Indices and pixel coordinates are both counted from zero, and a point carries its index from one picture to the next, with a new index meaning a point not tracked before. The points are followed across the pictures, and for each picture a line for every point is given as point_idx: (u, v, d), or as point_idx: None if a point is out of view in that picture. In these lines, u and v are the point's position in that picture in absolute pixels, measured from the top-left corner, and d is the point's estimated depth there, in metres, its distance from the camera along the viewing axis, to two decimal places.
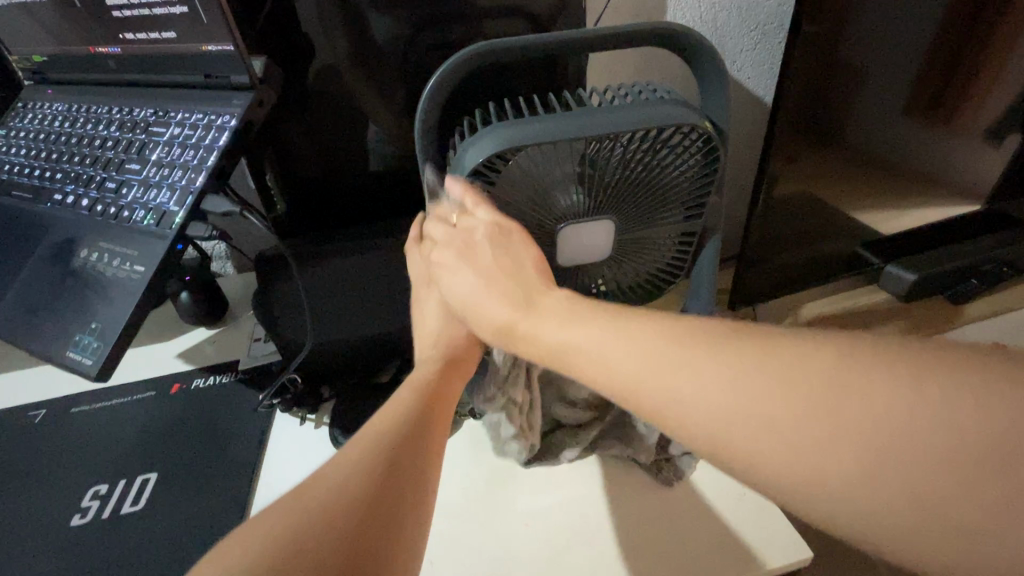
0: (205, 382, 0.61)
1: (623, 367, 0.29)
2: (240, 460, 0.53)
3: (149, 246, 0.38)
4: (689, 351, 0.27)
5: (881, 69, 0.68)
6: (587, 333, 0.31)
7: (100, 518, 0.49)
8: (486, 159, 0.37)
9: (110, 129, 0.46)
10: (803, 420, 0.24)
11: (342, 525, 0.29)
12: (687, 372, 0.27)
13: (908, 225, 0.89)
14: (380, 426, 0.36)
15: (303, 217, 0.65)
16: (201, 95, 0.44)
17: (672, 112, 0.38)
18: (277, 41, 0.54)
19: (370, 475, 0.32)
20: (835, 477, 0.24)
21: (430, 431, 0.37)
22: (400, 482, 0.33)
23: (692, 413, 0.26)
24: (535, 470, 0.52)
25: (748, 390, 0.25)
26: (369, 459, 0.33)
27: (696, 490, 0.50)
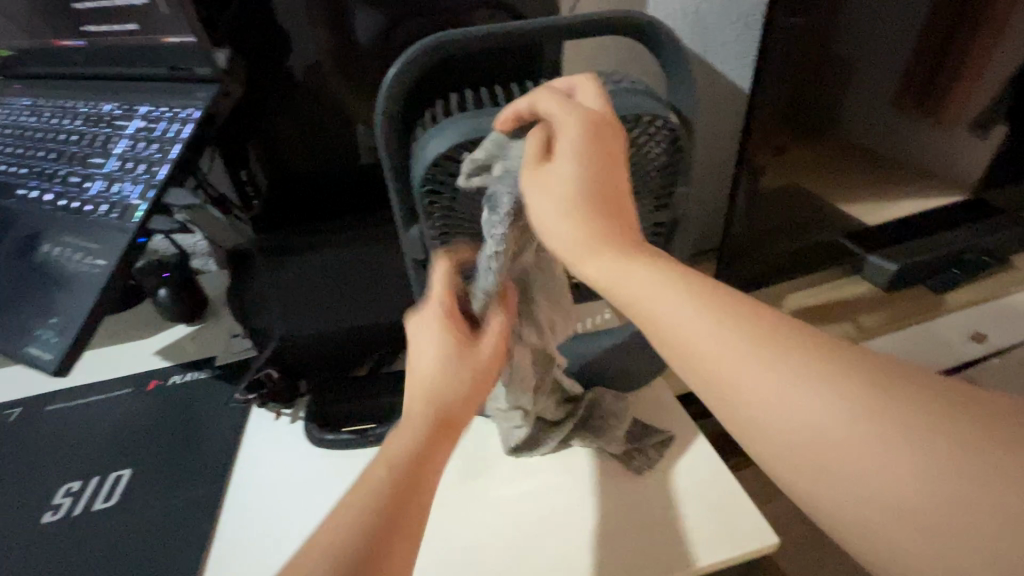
0: (181, 378, 0.61)
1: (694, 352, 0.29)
2: (214, 456, 0.53)
3: (111, 239, 0.38)
4: (761, 341, 0.28)
5: (867, 62, 0.69)
6: (665, 298, 0.31)
7: (72, 515, 0.49)
8: (449, 151, 0.37)
9: (74, 123, 0.45)
10: (848, 418, 0.25)
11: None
12: (754, 362, 0.28)
13: (891, 215, 0.89)
14: (365, 483, 0.35)
15: (279, 212, 0.65)
16: (165, 88, 0.44)
17: (636, 102, 0.38)
18: (249, 36, 0.53)
19: (351, 550, 0.32)
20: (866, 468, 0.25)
21: (423, 478, 0.36)
22: (380, 558, 0.32)
23: (756, 400, 0.27)
24: (509, 461, 0.52)
25: (818, 379, 0.26)
26: (349, 533, 0.33)
27: (671, 481, 0.50)
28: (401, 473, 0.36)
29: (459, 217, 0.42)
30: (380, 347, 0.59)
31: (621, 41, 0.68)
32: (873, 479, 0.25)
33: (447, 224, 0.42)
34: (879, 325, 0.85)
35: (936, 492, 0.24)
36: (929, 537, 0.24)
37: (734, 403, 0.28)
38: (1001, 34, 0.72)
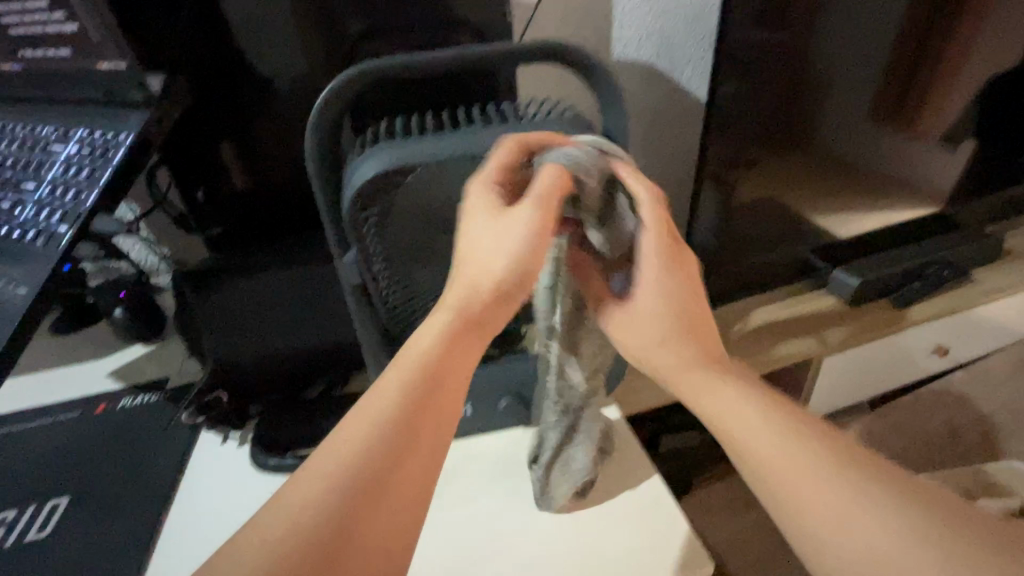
0: (131, 401, 0.60)
1: (761, 460, 0.33)
2: (156, 482, 0.52)
3: (37, 266, 0.38)
4: (831, 464, 0.32)
5: (839, 79, 0.70)
6: (747, 411, 0.35)
7: (4, 546, 0.48)
8: (378, 175, 0.37)
9: (9, 146, 0.45)
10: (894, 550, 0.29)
11: (322, 530, 0.28)
12: (821, 481, 0.31)
13: (866, 226, 0.89)
14: (381, 394, 0.32)
15: (236, 231, 0.64)
16: (101, 113, 0.44)
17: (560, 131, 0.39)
18: (200, 55, 0.53)
19: (360, 471, 0.30)
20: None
21: (445, 387, 0.33)
22: (390, 485, 0.30)
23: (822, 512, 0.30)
24: (455, 485, 0.51)
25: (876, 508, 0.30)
26: (359, 451, 0.30)
27: (616, 502, 0.49)
28: (419, 392, 0.32)
29: (391, 239, 0.42)
30: (331, 368, 0.59)
31: (563, 71, 0.69)
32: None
33: (378, 246, 0.42)
34: (844, 341, 0.85)
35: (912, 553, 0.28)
36: None
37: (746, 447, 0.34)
38: (966, 52, 0.74)
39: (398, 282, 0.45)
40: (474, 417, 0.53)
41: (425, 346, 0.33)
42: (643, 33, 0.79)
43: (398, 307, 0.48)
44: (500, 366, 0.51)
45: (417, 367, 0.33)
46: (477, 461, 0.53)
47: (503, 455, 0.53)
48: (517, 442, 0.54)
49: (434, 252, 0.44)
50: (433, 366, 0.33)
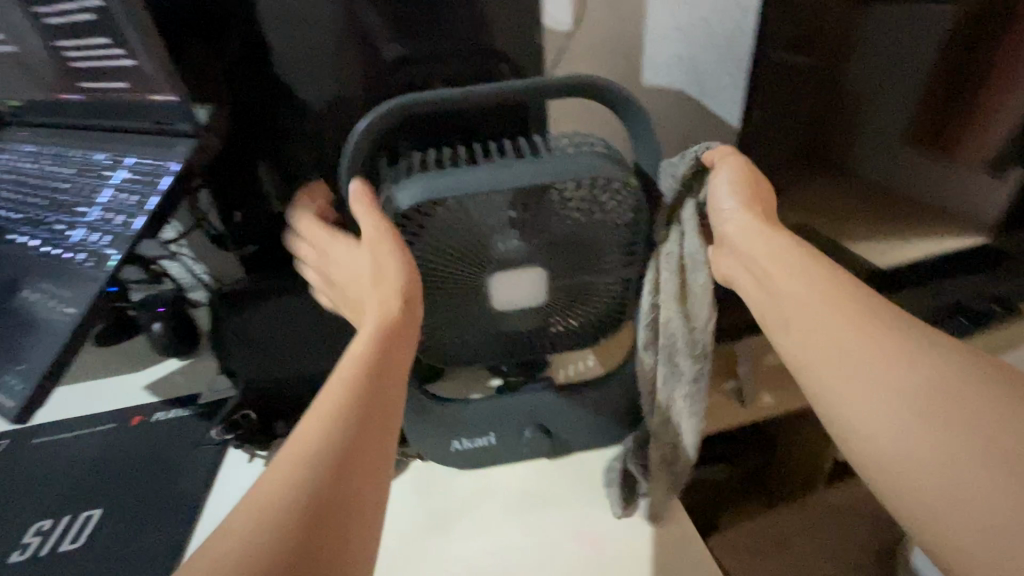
0: (165, 415, 0.62)
1: (811, 333, 0.38)
2: (184, 497, 0.53)
3: (81, 288, 0.40)
4: (891, 336, 0.35)
5: (875, 104, 0.68)
6: (813, 281, 0.39)
7: (39, 555, 0.49)
8: (413, 205, 0.38)
9: (67, 171, 0.48)
10: (924, 407, 0.33)
11: (289, 527, 0.29)
12: (872, 344, 0.35)
13: (908, 256, 0.82)
14: (328, 401, 0.35)
15: (272, 252, 0.67)
16: (152, 140, 0.47)
17: (592, 164, 0.38)
18: (246, 84, 0.55)
19: (316, 472, 0.32)
20: (933, 438, 0.32)
21: (388, 376, 0.37)
22: (351, 480, 0.32)
23: (864, 366, 0.35)
24: (475, 516, 0.50)
25: (921, 373, 0.34)
26: (311, 454, 0.32)
27: (637, 545, 0.48)
28: (369, 381, 0.36)
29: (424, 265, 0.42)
30: None
31: (597, 106, 0.69)
32: (918, 450, 0.32)
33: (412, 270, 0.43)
34: None
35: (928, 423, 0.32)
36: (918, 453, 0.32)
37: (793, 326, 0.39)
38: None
39: (431, 311, 0.45)
40: (497, 447, 0.52)
41: (358, 352, 0.37)
42: (675, 61, 0.79)
43: (429, 337, 0.47)
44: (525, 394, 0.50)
45: (358, 366, 0.36)
46: (499, 491, 0.52)
47: (526, 486, 0.52)
48: (540, 473, 0.53)
49: (463, 285, 0.44)
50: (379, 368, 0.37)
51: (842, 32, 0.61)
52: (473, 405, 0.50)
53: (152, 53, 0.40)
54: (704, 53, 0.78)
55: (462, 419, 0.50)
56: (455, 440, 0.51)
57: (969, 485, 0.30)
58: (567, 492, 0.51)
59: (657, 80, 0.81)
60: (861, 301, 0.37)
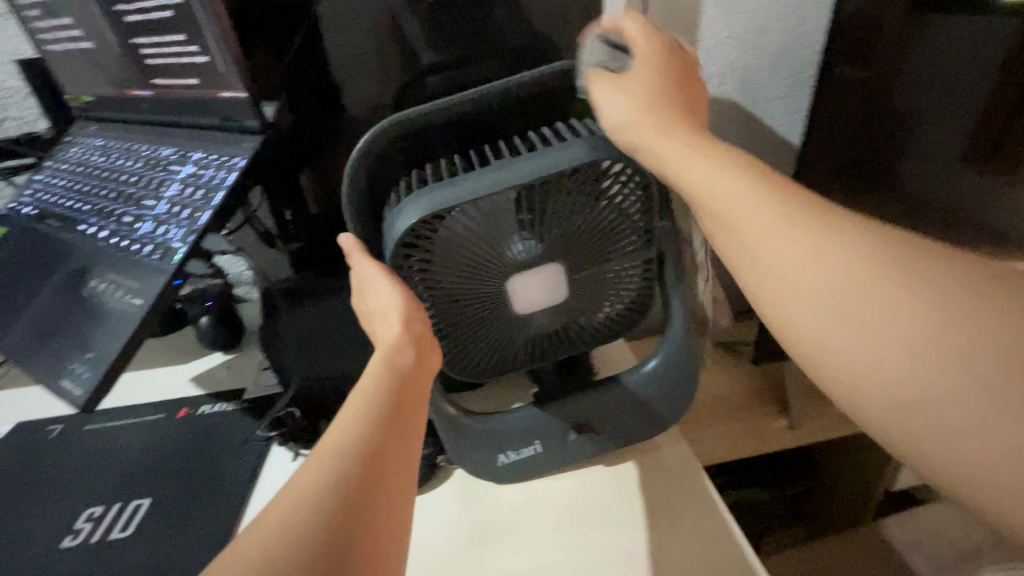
0: (210, 408, 0.62)
1: (780, 283, 0.30)
2: (229, 491, 0.53)
3: (149, 279, 0.40)
4: (872, 264, 0.28)
5: (933, 114, 0.62)
6: (770, 213, 0.31)
7: (90, 541, 0.50)
8: (420, 221, 0.36)
9: (135, 166, 0.49)
10: (937, 357, 0.26)
11: (319, 536, 0.28)
12: (853, 286, 0.28)
13: None
14: (351, 418, 0.35)
15: (318, 249, 0.67)
16: (216, 136, 0.47)
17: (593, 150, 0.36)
18: (303, 81, 0.56)
19: (341, 492, 0.30)
20: (942, 393, 0.25)
21: (410, 395, 0.37)
22: (377, 499, 0.31)
23: (848, 317, 0.28)
24: (520, 531, 0.48)
25: (923, 312, 0.26)
26: (334, 469, 0.31)
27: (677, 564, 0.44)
28: (393, 398, 0.36)
29: (440, 278, 0.40)
30: None
31: None
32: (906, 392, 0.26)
33: (436, 285, 0.41)
34: None
35: (909, 358, 0.26)
36: (901, 396, 0.27)
37: (739, 257, 0.32)
38: None
39: (455, 324, 0.43)
40: (542, 456, 0.50)
41: (375, 373, 0.37)
42: (727, 70, 0.76)
43: (453, 349, 0.45)
44: (569, 401, 0.49)
45: (378, 386, 0.36)
46: (544, 507, 0.50)
47: (573, 501, 0.50)
48: (587, 488, 0.51)
49: (482, 292, 0.41)
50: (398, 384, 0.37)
51: (897, 43, 0.57)
52: (511, 417, 0.49)
53: (227, 49, 0.41)
54: (758, 62, 0.75)
55: (502, 432, 0.49)
56: (501, 454, 0.50)
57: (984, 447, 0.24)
58: (615, 510, 0.49)
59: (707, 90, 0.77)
60: (793, 215, 0.30)
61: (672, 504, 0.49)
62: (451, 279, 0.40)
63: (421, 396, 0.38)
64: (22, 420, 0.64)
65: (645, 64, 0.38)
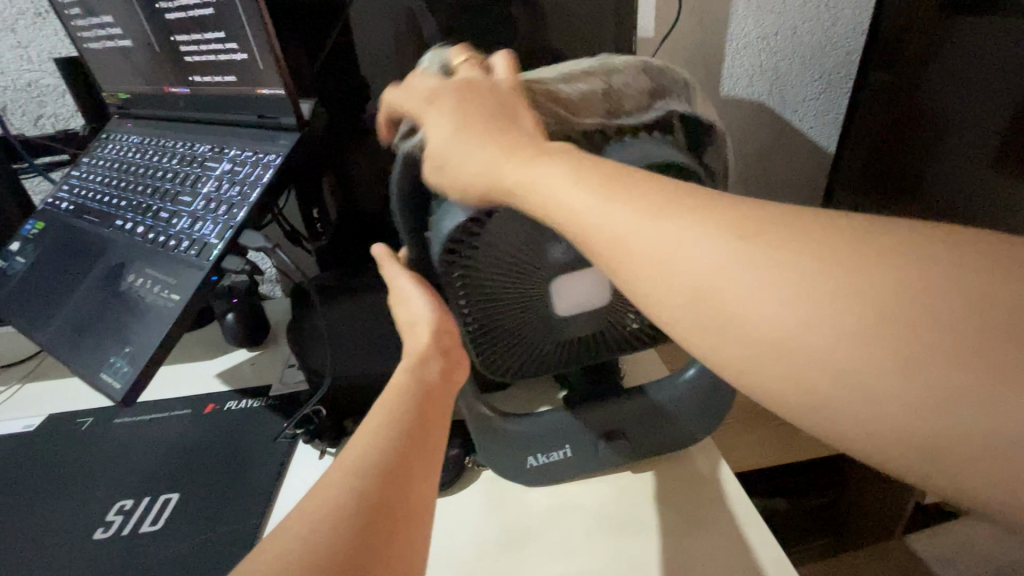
0: (237, 404, 0.63)
1: (672, 307, 0.25)
2: (257, 488, 0.53)
3: (186, 275, 0.41)
4: (750, 259, 0.23)
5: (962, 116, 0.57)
6: (636, 220, 0.25)
7: (120, 534, 0.50)
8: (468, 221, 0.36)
9: (171, 162, 0.50)
10: (860, 349, 0.21)
11: (348, 535, 0.28)
12: (747, 298, 0.22)
13: None
14: (368, 429, 0.35)
15: (345, 247, 0.67)
16: (252, 133, 0.48)
17: (661, 151, 0.33)
18: (335, 80, 0.56)
19: (362, 498, 0.30)
20: (882, 393, 0.20)
21: (433, 405, 0.38)
22: (403, 502, 0.31)
23: (748, 330, 0.23)
24: (549, 535, 0.48)
25: (867, 312, 0.21)
26: (356, 476, 0.31)
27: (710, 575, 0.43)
28: (412, 407, 0.37)
29: (485, 278, 0.39)
30: None
31: None
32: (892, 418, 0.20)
33: (480, 288, 0.40)
34: None
35: (880, 375, 0.20)
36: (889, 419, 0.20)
37: (643, 288, 0.25)
38: None
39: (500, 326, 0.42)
40: (571, 460, 0.50)
41: (394, 387, 0.38)
42: (757, 71, 0.74)
43: (491, 351, 0.44)
44: (605, 406, 0.49)
45: (398, 396, 0.37)
46: (572, 512, 0.49)
47: (601, 507, 0.50)
48: (617, 494, 0.51)
49: (523, 292, 0.41)
50: (419, 397, 0.38)
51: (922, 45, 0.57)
52: (543, 417, 0.49)
53: (264, 42, 0.41)
54: (790, 62, 0.74)
55: (533, 433, 0.48)
56: (531, 456, 0.49)
57: (938, 442, 0.20)
58: (646, 517, 0.48)
59: (736, 91, 0.76)
60: (670, 218, 0.25)
61: (703, 513, 0.48)
62: (497, 278, 0.40)
63: (442, 410, 0.38)
64: (53, 413, 0.65)
65: (443, 115, 0.34)
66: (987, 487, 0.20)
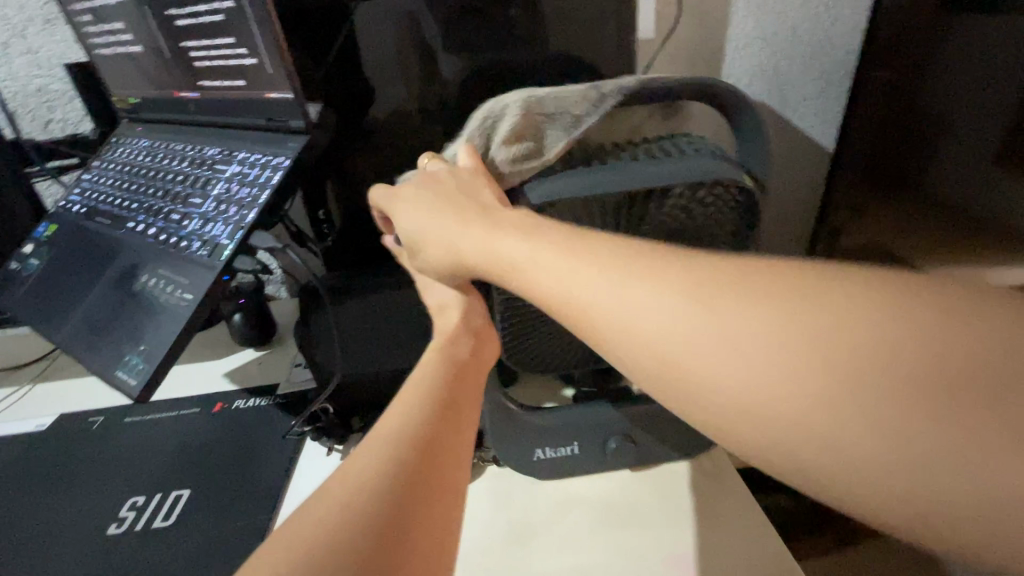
0: (245, 403, 0.64)
1: (642, 366, 0.26)
2: (267, 484, 0.54)
3: (198, 275, 0.42)
4: (709, 317, 0.24)
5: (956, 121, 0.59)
6: (596, 280, 0.27)
7: (133, 530, 0.51)
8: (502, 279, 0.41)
9: (182, 165, 0.51)
10: (823, 395, 0.22)
11: (382, 504, 0.29)
12: (701, 357, 0.24)
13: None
14: (404, 400, 0.36)
15: (351, 248, 0.68)
16: (261, 136, 0.49)
17: (709, 165, 0.37)
18: (342, 83, 0.57)
19: (396, 469, 0.31)
20: (838, 430, 0.21)
21: (465, 381, 0.39)
22: (436, 472, 0.32)
23: (719, 388, 0.24)
24: (554, 529, 0.48)
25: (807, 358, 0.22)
26: (390, 447, 0.32)
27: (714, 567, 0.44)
28: (446, 379, 0.38)
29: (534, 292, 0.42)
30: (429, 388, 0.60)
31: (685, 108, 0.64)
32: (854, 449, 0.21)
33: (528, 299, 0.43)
34: None
35: (836, 409, 0.21)
36: (851, 450, 0.21)
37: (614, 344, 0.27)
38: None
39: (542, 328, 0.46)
40: (578, 457, 0.51)
41: (427, 364, 0.39)
42: (756, 71, 0.75)
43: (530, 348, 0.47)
44: (632, 405, 0.49)
45: (433, 370, 0.39)
46: (577, 506, 0.50)
47: (606, 501, 0.50)
48: (620, 488, 0.51)
49: None
50: (452, 372, 0.39)
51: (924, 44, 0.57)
52: (552, 412, 0.50)
53: (274, 47, 0.42)
54: (790, 62, 0.74)
55: (541, 428, 0.49)
56: (538, 450, 0.50)
57: (896, 453, 0.21)
58: (650, 510, 0.49)
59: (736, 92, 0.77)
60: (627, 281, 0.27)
61: (712, 513, 0.49)
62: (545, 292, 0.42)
63: (473, 384, 0.39)
64: (64, 413, 0.66)
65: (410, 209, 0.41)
66: (950, 491, 0.20)
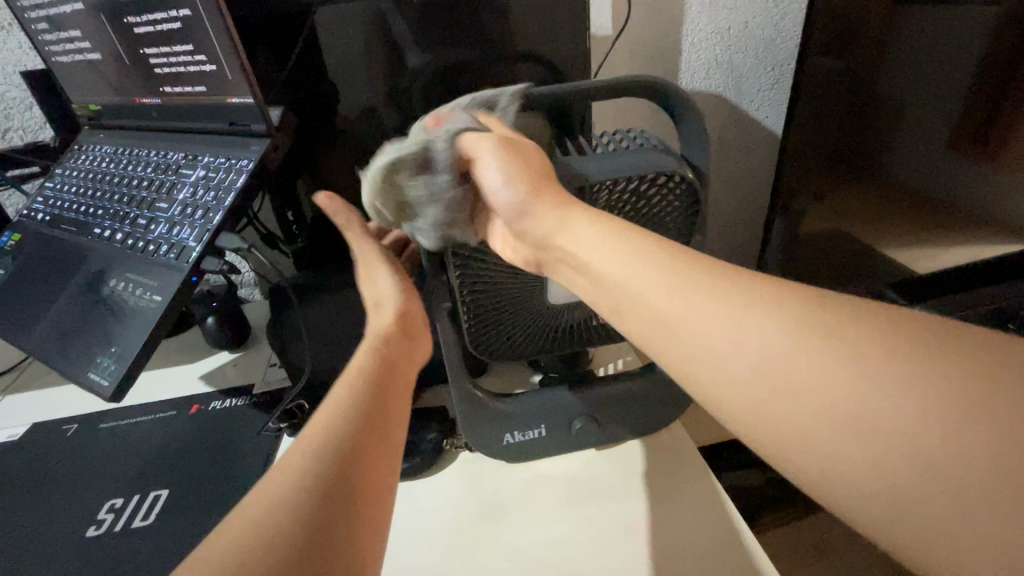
0: (221, 404, 0.65)
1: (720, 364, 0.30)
2: (245, 479, 0.55)
3: (166, 278, 0.43)
4: (806, 328, 0.28)
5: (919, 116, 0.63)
6: (656, 282, 0.33)
7: (113, 531, 0.52)
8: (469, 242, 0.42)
9: (146, 171, 0.51)
10: (888, 400, 0.25)
11: (310, 490, 0.31)
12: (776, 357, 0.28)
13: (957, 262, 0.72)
14: (334, 397, 0.38)
15: (321, 247, 0.69)
16: (224, 140, 0.50)
17: (655, 159, 0.39)
18: (305, 85, 0.58)
19: (324, 458, 0.33)
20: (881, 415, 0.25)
21: (392, 375, 0.41)
22: (362, 460, 0.34)
23: (786, 389, 0.28)
24: (524, 507, 0.51)
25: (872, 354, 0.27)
26: (319, 439, 0.34)
27: (672, 534, 0.47)
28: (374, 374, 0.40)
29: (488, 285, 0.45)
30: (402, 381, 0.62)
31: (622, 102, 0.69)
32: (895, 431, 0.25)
33: (483, 292, 0.45)
34: None
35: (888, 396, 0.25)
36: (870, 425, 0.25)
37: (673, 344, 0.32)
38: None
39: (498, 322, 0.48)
40: (545, 439, 0.53)
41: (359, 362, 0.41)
42: (710, 65, 0.78)
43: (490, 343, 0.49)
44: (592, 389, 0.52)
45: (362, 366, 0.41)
46: (546, 485, 0.53)
47: (573, 479, 0.53)
48: (586, 466, 0.54)
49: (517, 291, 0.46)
50: (381, 367, 0.41)
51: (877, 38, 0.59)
52: (519, 399, 0.52)
53: (231, 52, 0.43)
54: (740, 56, 0.78)
55: (509, 413, 0.51)
56: (507, 434, 0.52)
57: (920, 426, 0.24)
58: (615, 486, 0.52)
59: (692, 85, 0.80)
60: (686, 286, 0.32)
61: (672, 485, 0.51)
62: (500, 285, 0.45)
63: (403, 380, 0.42)
64: (37, 422, 0.66)
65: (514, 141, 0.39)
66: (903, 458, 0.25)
